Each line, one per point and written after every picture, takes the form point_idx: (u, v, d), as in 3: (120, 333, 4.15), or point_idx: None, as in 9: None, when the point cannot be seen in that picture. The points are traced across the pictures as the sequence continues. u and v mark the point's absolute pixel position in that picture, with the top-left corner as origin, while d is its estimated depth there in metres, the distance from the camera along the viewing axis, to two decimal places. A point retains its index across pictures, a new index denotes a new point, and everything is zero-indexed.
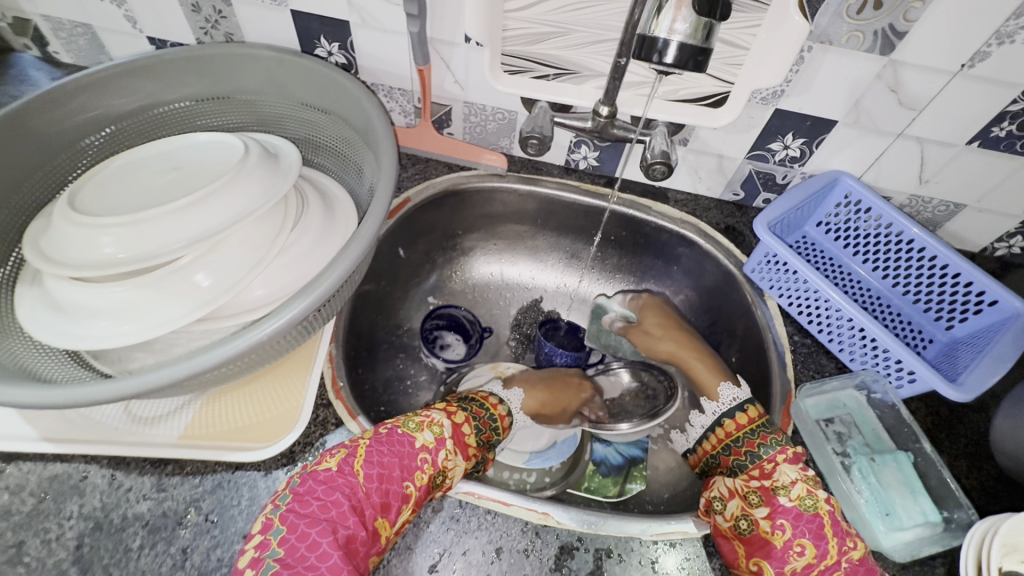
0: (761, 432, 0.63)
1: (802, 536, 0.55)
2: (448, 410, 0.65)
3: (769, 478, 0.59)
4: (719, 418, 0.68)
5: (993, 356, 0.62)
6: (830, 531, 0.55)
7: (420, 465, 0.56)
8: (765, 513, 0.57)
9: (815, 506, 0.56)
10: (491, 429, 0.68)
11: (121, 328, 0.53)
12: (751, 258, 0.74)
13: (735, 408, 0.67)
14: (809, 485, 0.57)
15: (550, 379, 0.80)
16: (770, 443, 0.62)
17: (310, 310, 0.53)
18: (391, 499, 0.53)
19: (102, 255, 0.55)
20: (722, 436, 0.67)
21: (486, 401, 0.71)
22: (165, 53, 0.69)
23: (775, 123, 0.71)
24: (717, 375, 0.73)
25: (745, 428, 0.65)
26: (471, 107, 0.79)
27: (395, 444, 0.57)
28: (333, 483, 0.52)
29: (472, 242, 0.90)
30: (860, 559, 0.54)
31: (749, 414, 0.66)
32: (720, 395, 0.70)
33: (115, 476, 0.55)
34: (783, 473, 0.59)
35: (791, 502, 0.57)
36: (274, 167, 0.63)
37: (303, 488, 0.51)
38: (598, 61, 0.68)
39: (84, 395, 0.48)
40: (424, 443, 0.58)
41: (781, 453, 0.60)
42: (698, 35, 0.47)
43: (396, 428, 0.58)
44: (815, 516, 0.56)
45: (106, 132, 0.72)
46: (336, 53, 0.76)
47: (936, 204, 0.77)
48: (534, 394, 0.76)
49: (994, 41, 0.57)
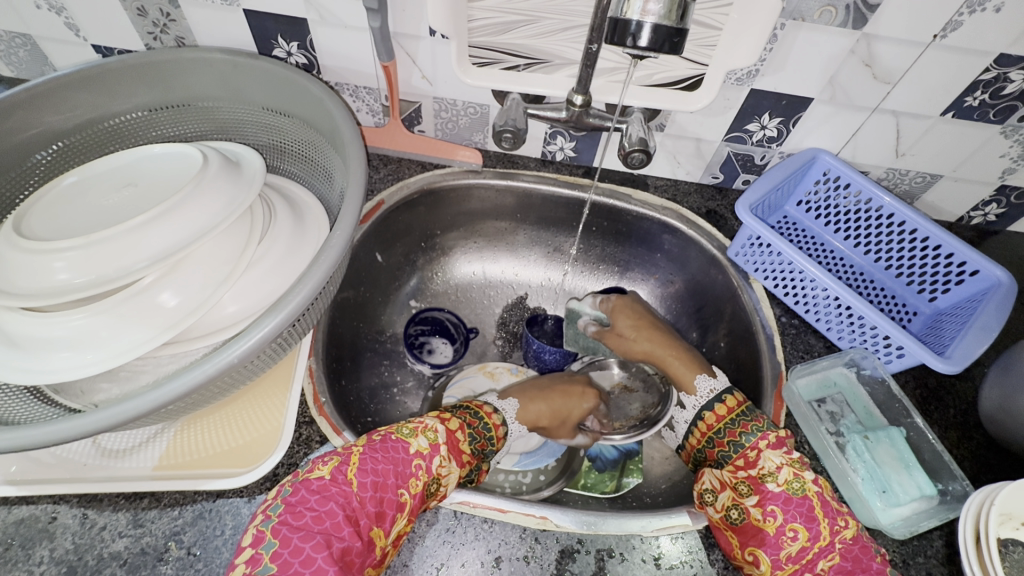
0: (742, 420, 0.63)
1: (794, 521, 0.55)
2: (442, 415, 0.64)
3: (755, 467, 0.59)
4: (699, 413, 0.67)
5: (979, 326, 0.62)
6: (821, 512, 0.54)
7: (414, 472, 0.54)
8: (755, 502, 0.56)
9: (803, 489, 0.56)
10: (486, 439, 0.66)
11: (81, 359, 0.50)
12: (734, 241, 0.73)
13: (713, 400, 0.67)
14: (796, 468, 0.57)
15: (550, 389, 0.74)
16: (755, 428, 0.62)
17: (284, 326, 0.51)
18: (386, 508, 0.51)
19: (57, 282, 0.52)
20: (705, 429, 0.66)
21: (480, 409, 0.69)
22: (111, 61, 0.65)
23: (751, 103, 0.70)
24: (693, 368, 0.71)
25: (725, 418, 0.64)
26: (441, 103, 0.76)
27: (390, 451, 0.55)
28: (326, 492, 0.50)
29: (451, 241, 0.88)
30: (854, 537, 0.53)
31: (727, 403, 0.65)
32: (697, 388, 0.69)
33: (87, 515, 0.52)
34: (768, 459, 0.58)
35: (779, 487, 0.57)
36: (236, 176, 0.60)
37: (297, 499, 0.49)
38: (568, 48, 0.66)
39: (47, 434, 0.45)
40: (419, 448, 0.56)
41: (763, 439, 0.60)
42: (673, 15, 0.46)
43: (389, 434, 0.57)
44: (804, 499, 0.55)
45: (55, 148, 0.67)
46: (295, 53, 0.72)
47: (913, 176, 0.77)
48: (533, 407, 0.71)
49: (966, 10, 0.57)
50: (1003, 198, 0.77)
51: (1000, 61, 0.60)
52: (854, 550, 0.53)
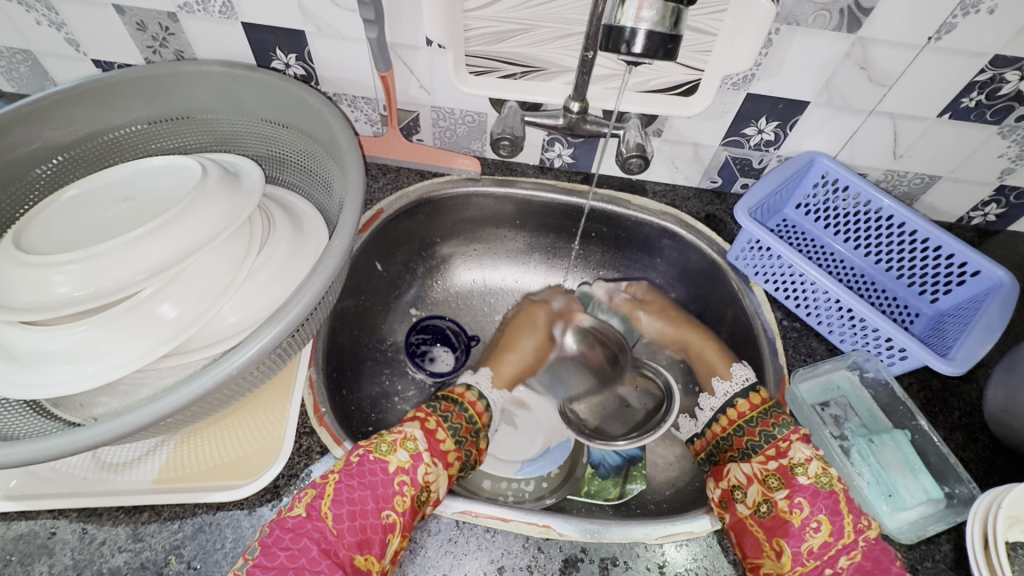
0: (774, 411, 0.64)
1: (819, 513, 0.55)
2: (421, 419, 0.62)
3: (785, 458, 0.59)
4: (731, 399, 0.68)
5: (981, 327, 0.62)
6: (847, 508, 0.54)
7: (398, 490, 0.54)
8: (783, 495, 0.57)
9: (831, 484, 0.56)
10: (473, 437, 0.65)
11: (80, 372, 0.50)
12: (734, 245, 0.73)
13: (748, 389, 0.67)
14: (824, 463, 0.57)
15: (507, 336, 0.81)
16: (787, 420, 0.62)
17: (283, 337, 0.51)
18: (370, 534, 0.51)
19: (56, 295, 0.52)
20: (734, 417, 0.66)
21: (460, 398, 0.68)
22: (110, 75, 0.66)
23: (748, 108, 0.70)
24: (723, 360, 0.74)
25: (757, 408, 0.65)
26: (439, 112, 0.76)
27: (367, 475, 0.54)
28: (300, 529, 0.49)
29: (451, 249, 0.88)
30: (876, 538, 0.53)
31: (761, 395, 0.66)
32: (732, 375, 0.70)
33: (86, 530, 0.52)
34: (798, 451, 0.59)
35: (808, 480, 0.57)
36: (235, 188, 0.60)
37: (271, 539, 0.49)
38: (565, 56, 0.66)
39: (46, 448, 0.44)
40: (399, 464, 0.55)
41: (795, 432, 0.61)
42: (666, 21, 0.46)
43: (367, 454, 0.55)
44: (832, 493, 0.55)
45: (56, 161, 0.68)
46: (294, 65, 0.73)
47: (911, 178, 0.77)
48: (506, 360, 0.78)
49: (960, 12, 0.57)
50: (1002, 198, 0.77)
51: (995, 62, 0.60)
52: (875, 550, 0.52)
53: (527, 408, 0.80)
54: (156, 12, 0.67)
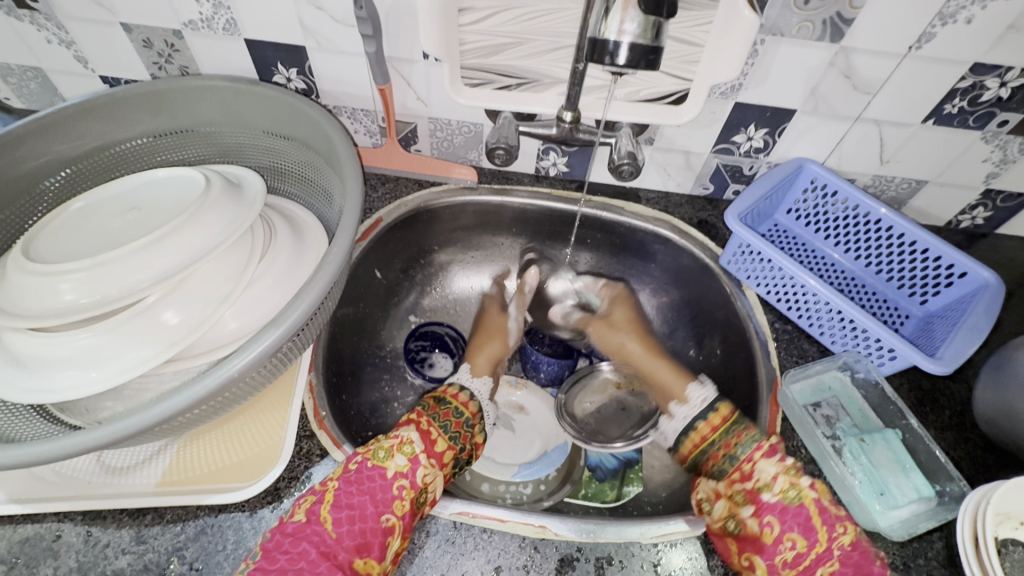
0: (736, 430, 0.63)
1: (791, 531, 0.55)
2: (418, 422, 0.63)
3: (751, 478, 0.59)
4: (691, 423, 0.67)
5: (968, 327, 0.63)
6: (818, 520, 0.54)
7: (398, 493, 0.54)
8: (752, 513, 0.57)
9: (799, 497, 0.56)
10: (467, 433, 0.66)
11: (86, 377, 0.51)
12: (726, 249, 0.75)
13: (706, 410, 0.66)
14: (791, 476, 0.57)
15: (479, 330, 0.86)
16: (749, 437, 0.62)
17: (283, 341, 0.52)
18: (369, 538, 0.52)
19: (63, 303, 0.53)
20: (700, 438, 0.66)
21: (450, 396, 0.69)
22: (117, 91, 0.68)
23: (736, 116, 0.72)
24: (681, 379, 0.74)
25: (720, 428, 0.64)
26: (436, 123, 0.78)
27: (365, 481, 0.54)
28: (300, 533, 0.50)
29: (448, 257, 0.89)
30: (853, 543, 0.53)
31: (720, 413, 0.65)
32: (691, 398, 0.70)
33: (90, 533, 0.53)
34: (762, 470, 0.59)
35: (775, 497, 0.57)
36: (238, 198, 0.62)
37: (272, 544, 0.50)
38: (557, 68, 0.68)
39: (52, 450, 0.46)
40: (398, 468, 0.56)
41: (757, 449, 0.60)
42: (647, 34, 0.48)
43: (365, 461, 0.56)
44: (801, 508, 0.55)
45: (64, 174, 0.70)
46: (295, 79, 0.75)
47: (899, 182, 0.78)
48: (483, 347, 0.82)
49: (938, 22, 0.59)
50: (989, 202, 0.78)
51: (975, 69, 0.62)
52: (854, 555, 0.52)
53: (525, 412, 0.81)
54: (162, 30, 0.70)
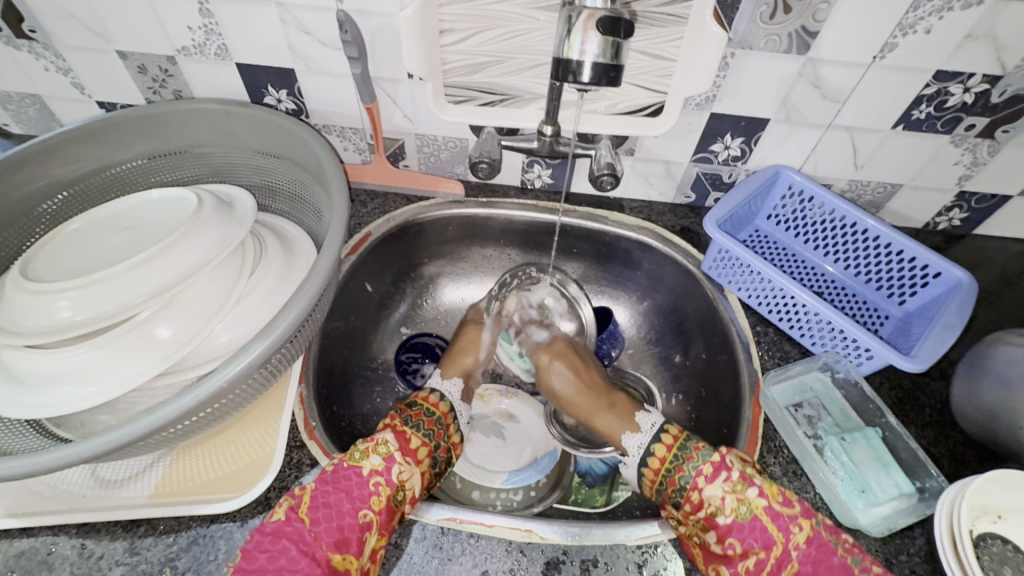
0: (683, 456, 0.63)
1: (753, 546, 0.56)
2: (393, 424, 0.64)
3: (702, 507, 0.59)
4: (641, 467, 0.67)
5: (942, 325, 0.65)
6: (773, 528, 0.56)
7: (375, 490, 0.56)
8: (715, 538, 0.57)
9: (750, 510, 0.57)
10: (440, 430, 0.67)
11: (81, 392, 0.53)
12: (706, 255, 0.77)
13: (653, 438, 0.67)
14: (738, 493, 0.58)
15: (461, 337, 0.81)
16: (691, 463, 0.62)
17: (271, 352, 0.54)
18: (347, 534, 0.53)
19: (59, 320, 0.55)
20: (653, 476, 0.65)
21: (424, 401, 0.69)
22: (113, 115, 0.70)
23: (713, 126, 0.74)
24: (622, 422, 0.71)
25: (665, 462, 0.64)
26: (422, 139, 0.81)
27: (341, 480, 0.56)
28: (280, 532, 0.52)
29: (438, 269, 0.91)
30: (808, 539, 0.55)
31: (665, 441, 0.66)
32: (626, 446, 0.69)
33: (85, 545, 0.54)
34: (711, 496, 0.59)
35: (729, 518, 0.58)
36: (229, 216, 0.64)
37: (252, 544, 0.51)
38: (537, 84, 0.71)
39: (45, 462, 0.47)
40: (373, 467, 0.57)
41: (700, 474, 0.61)
42: (607, 53, 0.50)
43: (341, 463, 0.57)
44: (755, 521, 0.57)
45: (60, 197, 0.72)
46: (285, 100, 0.77)
47: (875, 187, 0.80)
48: (462, 360, 0.78)
49: (899, 33, 0.61)
50: (963, 204, 0.80)
51: (938, 76, 0.65)
52: (812, 552, 0.54)
53: (515, 420, 0.81)
54: (156, 56, 0.73)
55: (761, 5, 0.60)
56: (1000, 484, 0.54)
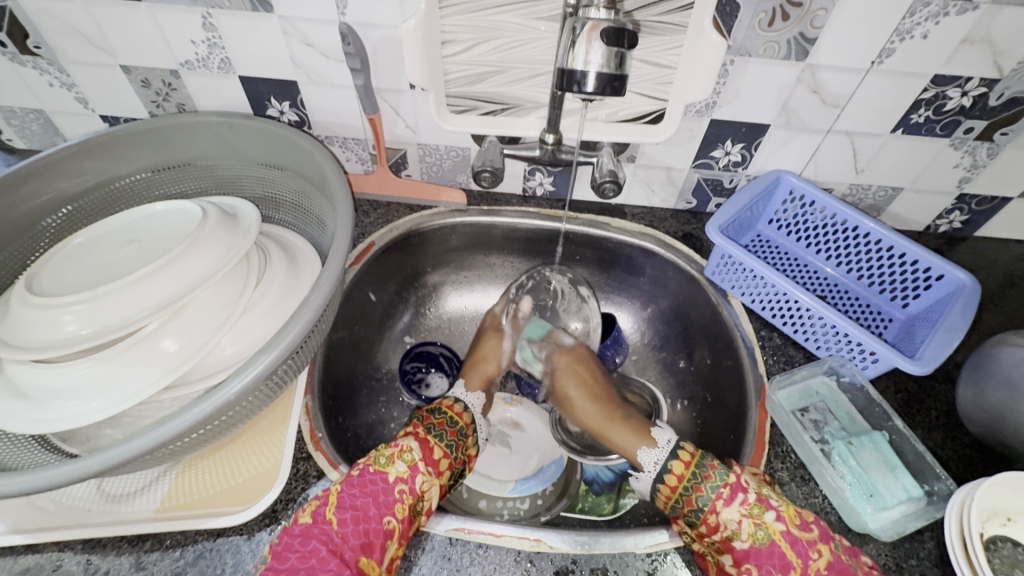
0: (701, 472, 0.62)
1: (770, 572, 0.55)
2: (417, 431, 0.64)
3: (719, 530, 0.58)
4: (656, 481, 0.66)
5: (946, 328, 0.65)
6: (792, 553, 0.55)
7: (399, 497, 0.56)
8: (732, 561, 0.57)
9: (768, 535, 0.56)
10: (461, 441, 0.67)
11: (87, 406, 0.52)
12: (709, 261, 0.77)
13: (669, 457, 0.65)
14: (755, 518, 0.57)
15: (478, 346, 0.84)
16: (709, 484, 0.61)
17: (278, 363, 0.54)
18: (373, 538, 0.53)
19: (65, 334, 0.55)
20: (668, 493, 0.64)
21: (450, 408, 0.70)
22: (117, 129, 0.71)
23: (713, 132, 0.75)
24: (636, 435, 0.71)
25: (683, 478, 0.63)
26: (425, 149, 0.81)
27: (367, 484, 0.56)
28: (308, 534, 0.52)
29: (442, 277, 0.91)
30: (829, 565, 0.53)
31: (683, 459, 0.64)
32: (641, 462, 0.68)
33: (91, 561, 0.53)
34: (727, 519, 0.57)
35: (746, 543, 0.57)
36: (233, 228, 0.64)
37: (282, 545, 0.52)
38: (538, 93, 0.71)
39: (53, 477, 0.47)
40: (398, 474, 0.58)
41: (718, 497, 0.59)
42: (611, 63, 0.51)
43: (367, 467, 0.57)
44: (772, 546, 0.56)
45: (65, 211, 0.72)
46: (287, 111, 0.78)
47: (875, 190, 0.81)
48: (483, 368, 0.80)
49: (896, 38, 0.62)
50: (964, 206, 0.81)
51: (936, 80, 0.65)
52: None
53: (520, 428, 0.81)
54: (160, 70, 0.73)
55: (759, 12, 0.61)
56: (1006, 485, 0.54)
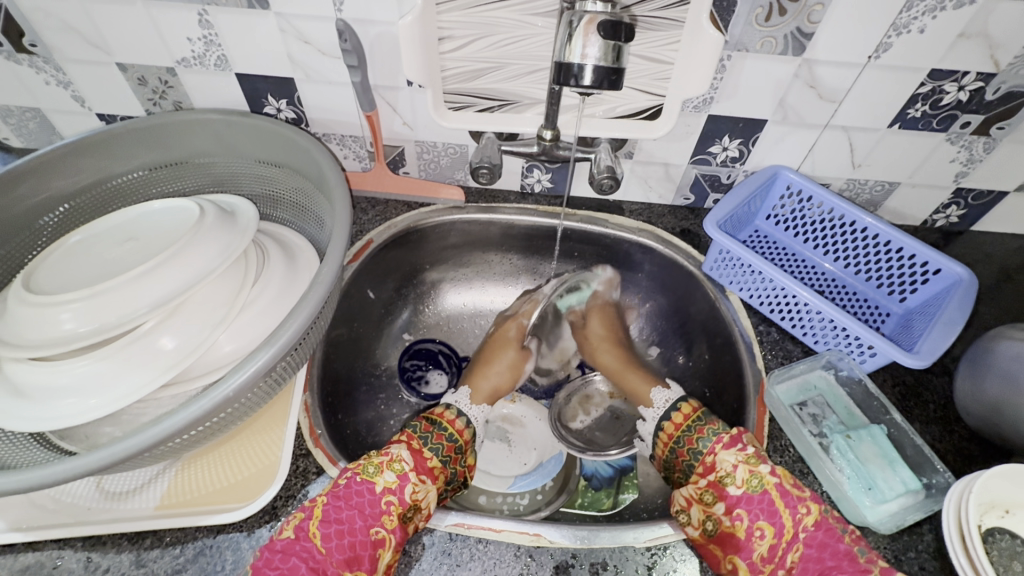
0: (706, 419, 0.66)
1: (758, 520, 0.57)
2: (408, 441, 0.64)
3: (714, 471, 0.61)
4: (658, 424, 0.71)
5: (943, 322, 0.65)
6: (781, 504, 0.56)
7: (387, 508, 0.55)
8: (723, 509, 0.58)
9: (761, 484, 0.57)
10: (457, 455, 0.67)
11: (84, 404, 0.52)
12: (707, 256, 0.77)
13: (670, 408, 0.70)
14: (751, 465, 0.59)
15: (485, 359, 0.83)
16: (711, 430, 0.64)
17: (277, 360, 0.54)
18: (359, 551, 0.53)
19: (63, 331, 0.55)
20: (668, 438, 0.69)
21: (442, 418, 0.69)
22: (114, 127, 0.70)
23: (711, 128, 0.75)
24: (650, 382, 0.78)
25: (683, 425, 0.67)
26: (422, 146, 0.81)
27: (353, 496, 0.55)
28: (289, 550, 0.51)
29: (440, 275, 0.91)
30: (816, 523, 0.54)
31: (685, 410, 0.69)
32: (653, 400, 0.73)
33: (90, 558, 0.53)
34: (724, 461, 0.60)
35: (740, 489, 0.58)
36: (231, 225, 0.64)
37: (262, 561, 0.50)
38: (535, 89, 0.71)
39: (52, 474, 0.47)
40: (386, 484, 0.57)
41: (718, 441, 0.62)
42: (608, 57, 0.51)
43: (354, 476, 0.57)
44: (764, 494, 0.57)
45: (62, 209, 0.72)
46: (284, 109, 0.78)
47: (872, 185, 0.81)
48: (486, 381, 0.79)
49: (893, 33, 0.62)
50: (961, 200, 0.81)
51: (933, 75, 0.65)
52: (818, 536, 0.54)
53: (520, 425, 0.81)
54: (156, 68, 0.73)
55: (756, 8, 0.61)
56: (1005, 478, 0.54)
